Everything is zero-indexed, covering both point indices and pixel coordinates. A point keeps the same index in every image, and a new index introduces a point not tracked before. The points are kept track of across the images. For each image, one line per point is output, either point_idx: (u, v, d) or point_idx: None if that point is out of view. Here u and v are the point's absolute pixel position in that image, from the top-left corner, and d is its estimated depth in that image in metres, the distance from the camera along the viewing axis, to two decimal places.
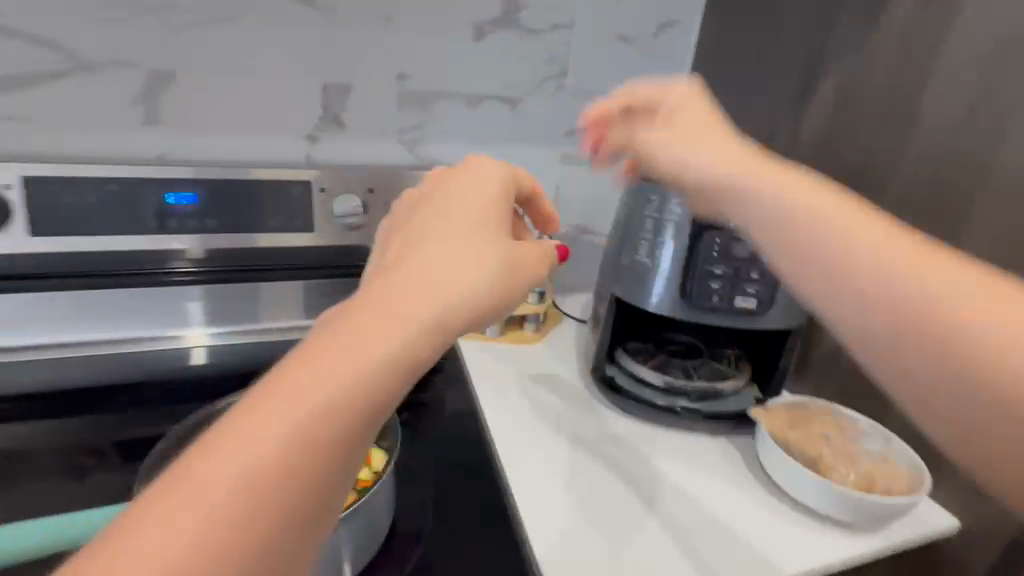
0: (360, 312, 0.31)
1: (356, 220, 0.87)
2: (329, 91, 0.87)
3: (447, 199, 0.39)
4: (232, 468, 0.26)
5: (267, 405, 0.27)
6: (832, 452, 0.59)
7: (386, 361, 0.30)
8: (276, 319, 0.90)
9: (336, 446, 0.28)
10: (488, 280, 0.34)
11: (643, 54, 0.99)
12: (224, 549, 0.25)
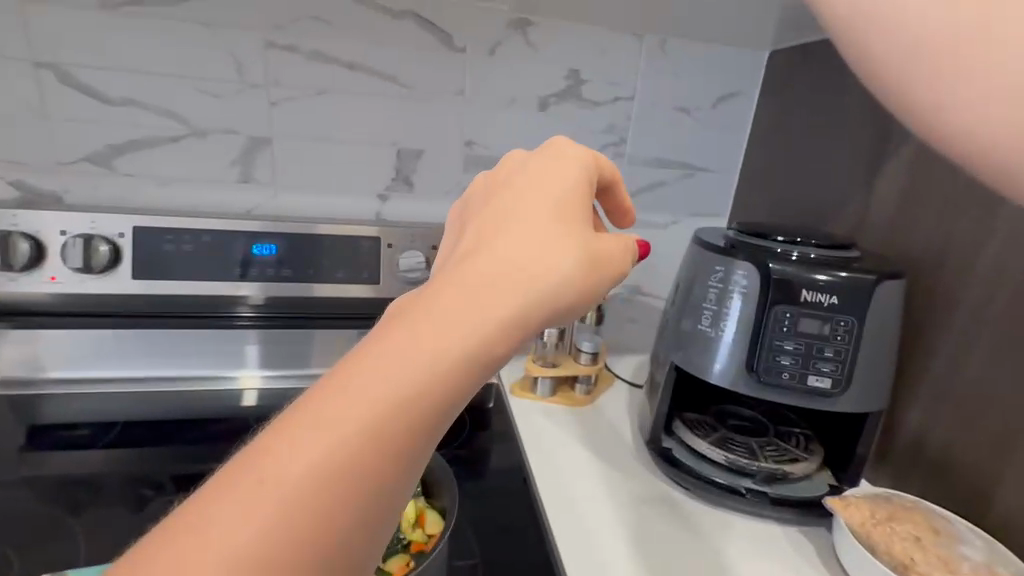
0: (415, 321, 0.30)
1: (420, 275, 0.91)
2: (402, 155, 0.94)
3: (525, 184, 0.37)
4: (298, 462, 0.26)
5: (317, 417, 0.27)
6: (926, 556, 0.53)
7: (440, 373, 0.29)
8: (324, 366, 0.93)
9: (386, 460, 0.28)
10: (555, 286, 0.32)
11: (700, 125, 1.02)
12: (286, 542, 0.25)
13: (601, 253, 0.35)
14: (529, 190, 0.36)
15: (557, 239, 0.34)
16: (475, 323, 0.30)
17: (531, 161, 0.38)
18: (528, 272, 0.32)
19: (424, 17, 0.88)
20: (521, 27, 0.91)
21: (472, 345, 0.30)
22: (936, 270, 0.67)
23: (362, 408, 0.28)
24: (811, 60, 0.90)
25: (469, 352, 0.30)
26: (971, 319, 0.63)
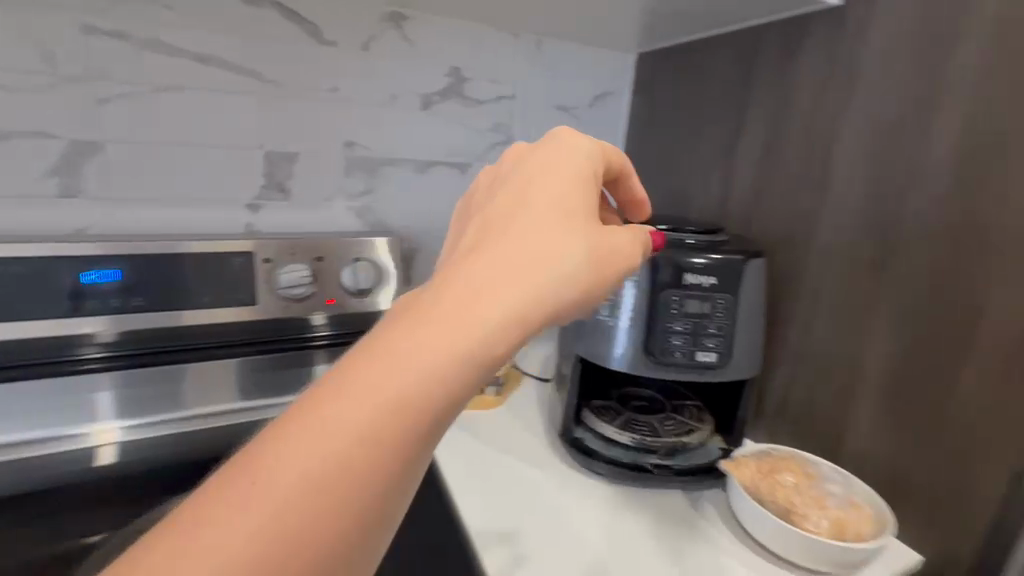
0: (415, 326, 0.32)
1: (304, 291, 0.82)
2: (272, 159, 0.84)
3: (531, 181, 0.40)
4: (314, 449, 0.28)
5: (317, 421, 0.29)
6: (802, 499, 0.61)
7: (438, 381, 0.31)
8: (205, 406, 0.78)
9: (384, 465, 0.29)
10: (549, 292, 0.35)
11: (581, 122, 1.06)
12: (304, 525, 0.27)
13: (596, 260, 0.38)
14: (530, 198, 0.38)
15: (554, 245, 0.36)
16: (472, 329, 0.32)
17: (531, 164, 0.41)
18: (527, 270, 0.35)
19: (284, 5, 0.79)
20: (396, 20, 0.86)
21: (468, 352, 0.32)
22: (787, 247, 0.77)
23: (362, 413, 0.29)
24: (672, 62, 0.98)
25: (464, 359, 0.32)
26: (813, 290, 0.74)
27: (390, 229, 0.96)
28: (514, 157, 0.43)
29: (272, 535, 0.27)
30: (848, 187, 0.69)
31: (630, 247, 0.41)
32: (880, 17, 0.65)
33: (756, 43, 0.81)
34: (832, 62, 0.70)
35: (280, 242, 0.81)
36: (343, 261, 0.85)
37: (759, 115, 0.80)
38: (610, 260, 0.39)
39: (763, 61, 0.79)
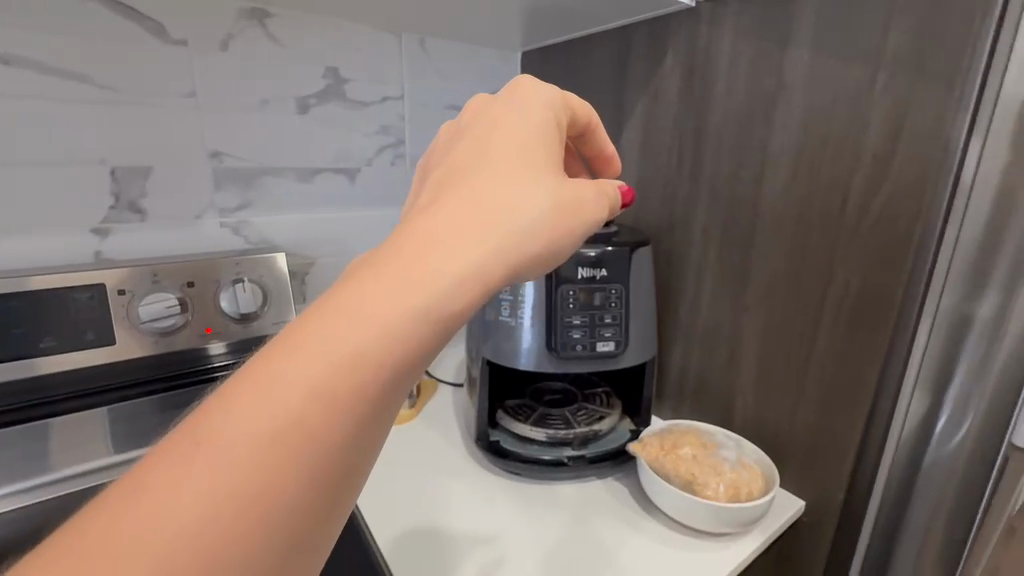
0: (374, 277, 0.29)
1: (175, 321, 0.72)
2: (119, 175, 0.73)
3: (490, 133, 0.38)
4: (255, 413, 0.25)
5: (259, 385, 0.26)
6: (703, 468, 0.65)
7: (398, 333, 0.28)
8: (79, 463, 0.62)
9: (340, 425, 0.27)
10: (515, 236, 0.33)
11: None
12: (241, 498, 0.24)
13: (564, 206, 0.37)
14: (493, 148, 0.37)
15: (518, 190, 0.35)
16: (435, 275, 0.30)
17: (488, 117, 0.40)
18: (485, 217, 0.33)
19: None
20: (258, 18, 0.79)
21: (432, 299, 0.29)
22: (672, 234, 0.82)
23: (314, 371, 0.26)
24: (555, 60, 1.00)
25: (427, 307, 0.29)
26: (696, 273, 0.79)
27: (276, 244, 0.88)
28: (472, 114, 0.41)
29: (203, 512, 0.23)
30: (716, 176, 0.74)
31: (600, 197, 0.41)
32: (727, 16, 0.69)
33: (627, 42, 0.84)
34: (691, 61, 0.75)
35: (139, 270, 0.70)
36: (220, 283, 0.76)
37: (637, 110, 0.84)
38: (580, 207, 0.38)
39: (636, 61, 0.83)
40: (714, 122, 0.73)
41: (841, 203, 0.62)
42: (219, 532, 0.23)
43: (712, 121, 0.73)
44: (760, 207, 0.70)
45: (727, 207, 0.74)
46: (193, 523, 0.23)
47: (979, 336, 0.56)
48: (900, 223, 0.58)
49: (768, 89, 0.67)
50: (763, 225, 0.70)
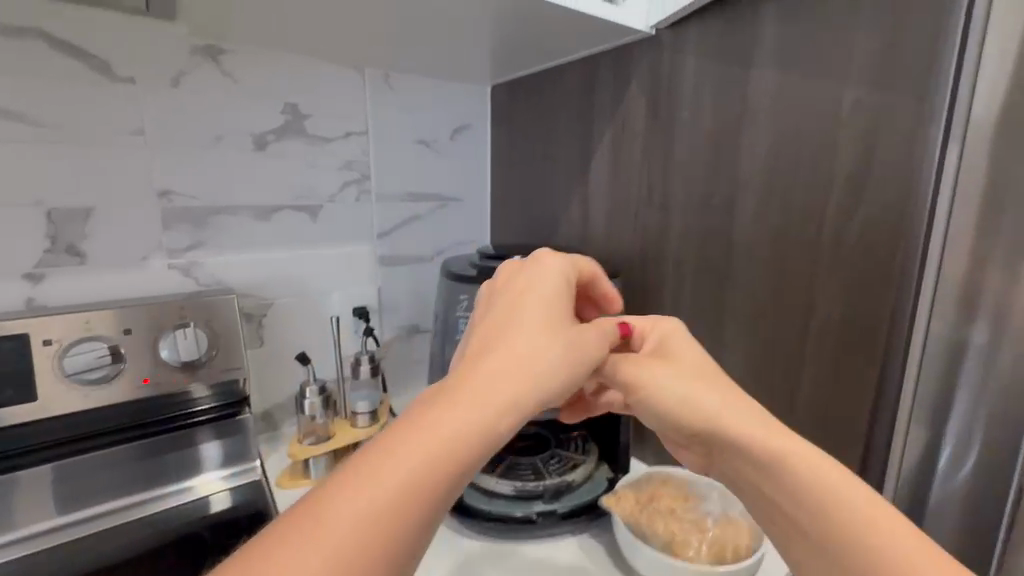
0: (457, 395, 0.35)
1: (106, 372, 0.67)
2: (55, 218, 0.69)
3: (536, 279, 0.46)
4: (364, 499, 0.29)
5: (367, 474, 0.30)
6: (682, 526, 0.58)
7: (433, 478, 0.31)
8: (32, 523, 0.66)
9: (373, 573, 0.27)
10: (555, 367, 0.39)
11: (442, 155, 1.04)
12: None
13: (577, 348, 0.43)
14: (539, 293, 0.45)
15: (553, 335, 0.41)
16: (501, 396, 0.35)
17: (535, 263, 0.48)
18: (536, 351, 0.39)
19: (53, 34, 0.65)
20: (211, 55, 0.76)
21: (462, 450, 0.32)
22: (646, 266, 0.79)
23: (355, 514, 0.28)
24: (524, 93, 0.99)
25: (457, 455, 0.32)
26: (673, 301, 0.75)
27: (230, 285, 0.84)
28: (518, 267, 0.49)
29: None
30: (687, 205, 0.71)
31: (601, 335, 0.47)
32: (689, 43, 0.68)
33: (593, 73, 0.83)
34: (656, 90, 0.73)
35: (67, 318, 0.65)
36: (159, 329, 0.70)
37: (604, 140, 0.82)
38: (586, 350, 0.43)
39: (602, 91, 0.82)
40: (682, 151, 0.71)
41: (815, 230, 0.59)
42: None
43: (680, 149, 0.71)
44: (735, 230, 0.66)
45: (700, 236, 0.71)
46: None
47: (975, 359, 0.51)
48: (878, 245, 0.54)
49: (734, 111, 0.64)
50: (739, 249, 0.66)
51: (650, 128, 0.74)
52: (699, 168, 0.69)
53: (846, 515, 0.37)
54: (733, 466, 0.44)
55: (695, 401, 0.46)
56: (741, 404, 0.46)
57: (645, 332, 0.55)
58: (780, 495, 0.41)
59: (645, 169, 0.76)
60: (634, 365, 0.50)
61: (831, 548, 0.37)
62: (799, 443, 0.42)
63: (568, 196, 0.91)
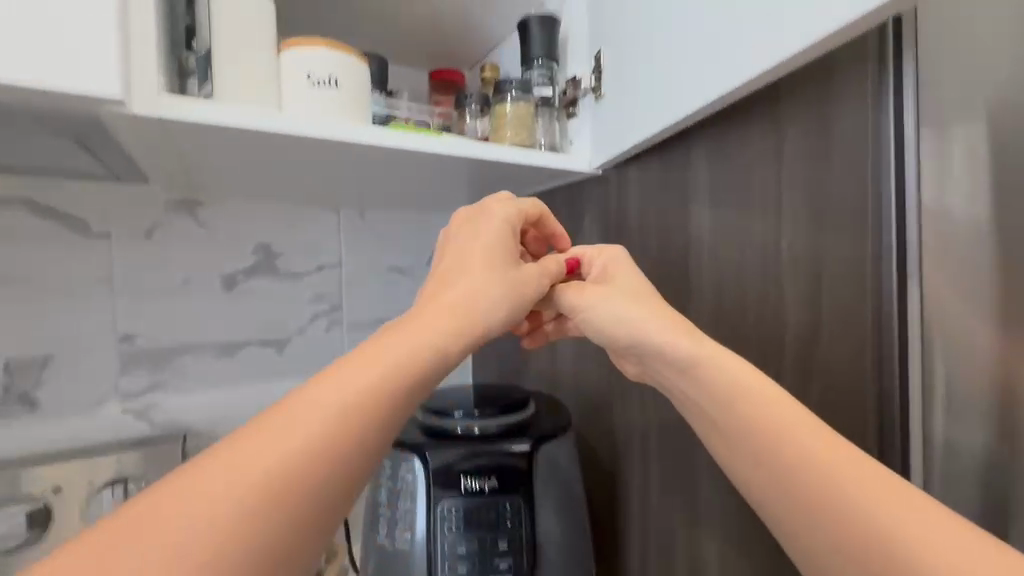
0: (403, 328, 0.42)
1: (26, 537, 0.64)
2: (13, 369, 0.71)
3: (478, 233, 0.53)
4: (318, 413, 0.34)
5: (316, 389, 0.36)
6: None
7: (385, 387, 0.37)
8: None
9: (326, 464, 0.33)
10: (494, 310, 0.47)
11: (419, 280, 1.04)
12: (292, 473, 0.32)
13: (516, 295, 0.50)
14: (482, 250, 0.51)
15: (493, 287, 0.48)
16: (441, 334, 0.43)
17: (476, 220, 0.55)
18: (478, 297, 0.47)
19: (38, 203, 0.72)
20: (187, 207, 0.82)
21: (422, 355, 0.40)
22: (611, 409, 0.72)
23: (338, 402, 0.35)
24: None
25: (417, 355, 0.40)
26: (637, 448, 0.68)
27: (185, 426, 0.82)
28: (461, 220, 0.55)
29: (259, 489, 0.31)
30: None
31: (543, 275, 0.55)
32: (632, 182, 0.67)
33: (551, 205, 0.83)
34: (607, 226, 0.71)
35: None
36: (90, 488, 0.68)
37: None
38: (524, 289, 0.51)
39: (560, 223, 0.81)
40: None
41: None
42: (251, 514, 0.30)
43: None
44: None
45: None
46: (253, 494, 0.30)
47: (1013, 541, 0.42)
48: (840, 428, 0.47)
49: (677, 252, 0.61)
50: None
51: None
52: None
53: (817, 472, 0.38)
54: (699, 401, 0.46)
55: (641, 330, 0.51)
56: (715, 349, 0.47)
57: (592, 259, 0.60)
58: (750, 438, 0.42)
59: None
60: (578, 291, 0.57)
61: (840, 529, 0.36)
62: (758, 380, 0.44)
63: None
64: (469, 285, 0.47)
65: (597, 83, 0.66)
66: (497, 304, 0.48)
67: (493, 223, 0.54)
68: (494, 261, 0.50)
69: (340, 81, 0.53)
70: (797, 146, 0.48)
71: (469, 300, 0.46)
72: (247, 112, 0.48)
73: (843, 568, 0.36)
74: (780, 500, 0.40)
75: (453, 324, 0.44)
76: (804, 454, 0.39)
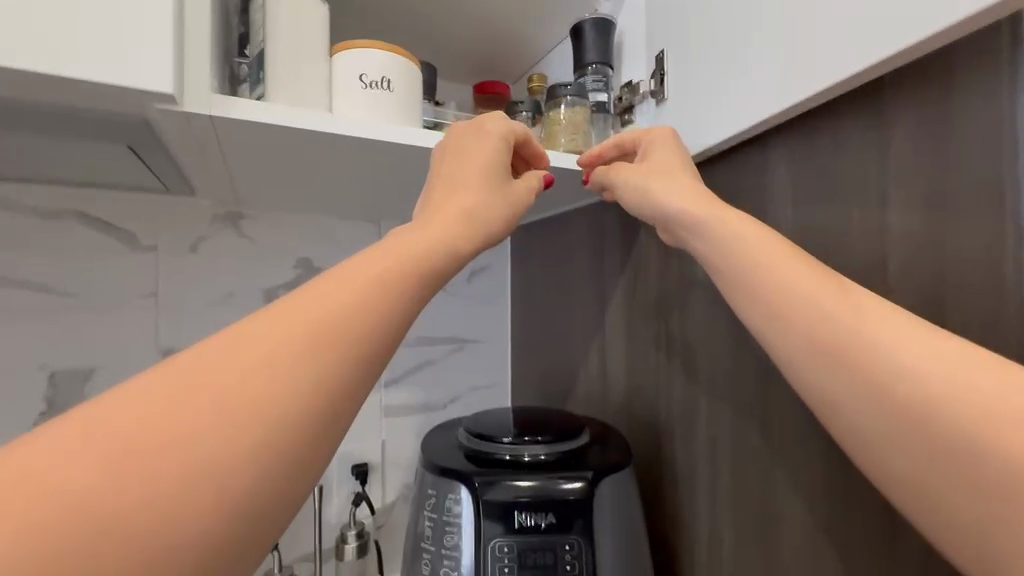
0: (424, 231, 0.41)
1: None
2: (56, 380, 0.70)
3: (467, 152, 0.49)
4: (326, 303, 0.33)
5: (326, 285, 0.34)
6: None
7: (399, 287, 0.36)
8: None
9: (336, 356, 0.32)
10: (491, 224, 0.46)
11: (460, 299, 0.97)
12: (286, 366, 0.30)
13: (510, 210, 0.48)
14: (470, 166, 0.47)
15: (487, 202, 0.46)
16: (446, 243, 0.41)
17: (461, 137, 0.50)
18: (471, 211, 0.44)
19: (91, 216, 0.72)
20: (233, 221, 0.82)
21: (416, 254, 0.39)
22: (670, 469, 0.64)
23: (364, 289, 0.35)
24: (539, 235, 0.93)
25: (413, 256, 0.38)
26: (709, 510, 0.59)
27: None
28: (447, 137, 0.51)
29: (215, 405, 0.28)
30: (715, 408, 0.58)
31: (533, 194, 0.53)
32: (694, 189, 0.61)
33: (602, 218, 0.77)
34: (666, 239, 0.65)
35: None
36: None
37: (619, 286, 0.74)
38: (515, 203, 0.49)
39: (611, 238, 0.75)
40: (701, 333, 0.60)
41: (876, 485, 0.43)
42: (205, 426, 0.27)
43: (699, 331, 0.60)
44: (776, 433, 0.52)
45: (734, 442, 0.56)
46: (205, 409, 0.28)
47: None
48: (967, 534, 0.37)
49: None
50: (779, 463, 0.51)
51: (666, 305, 0.65)
52: (728, 354, 0.57)
53: (902, 377, 0.32)
54: (753, 321, 0.41)
55: (694, 229, 0.46)
56: (754, 240, 0.42)
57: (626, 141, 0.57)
58: (831, 356, 0.36)
59: (665, 348, 0.65)
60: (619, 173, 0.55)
61: (936, 443, 0.30)
62: (812, 278, 0.38)
63: (585, 344, 0.80)
64: (479, 206, 0.45)
65: (658, 86, 0.62)
66: (493, 220, 0.46)
67: (490, 141, 0.50)
68: (491, 176, 0.48)
69: (393, 83, 0.51)
70: (902, 147, 0.42)
71: (475, 218, 0.44)
72: (299, 113, 0.46)
73: (956, 501, 0.30)
74: (876, 427, 0.33)
75: (454, 236, 0.42)
76: (894, 374, 0.32)
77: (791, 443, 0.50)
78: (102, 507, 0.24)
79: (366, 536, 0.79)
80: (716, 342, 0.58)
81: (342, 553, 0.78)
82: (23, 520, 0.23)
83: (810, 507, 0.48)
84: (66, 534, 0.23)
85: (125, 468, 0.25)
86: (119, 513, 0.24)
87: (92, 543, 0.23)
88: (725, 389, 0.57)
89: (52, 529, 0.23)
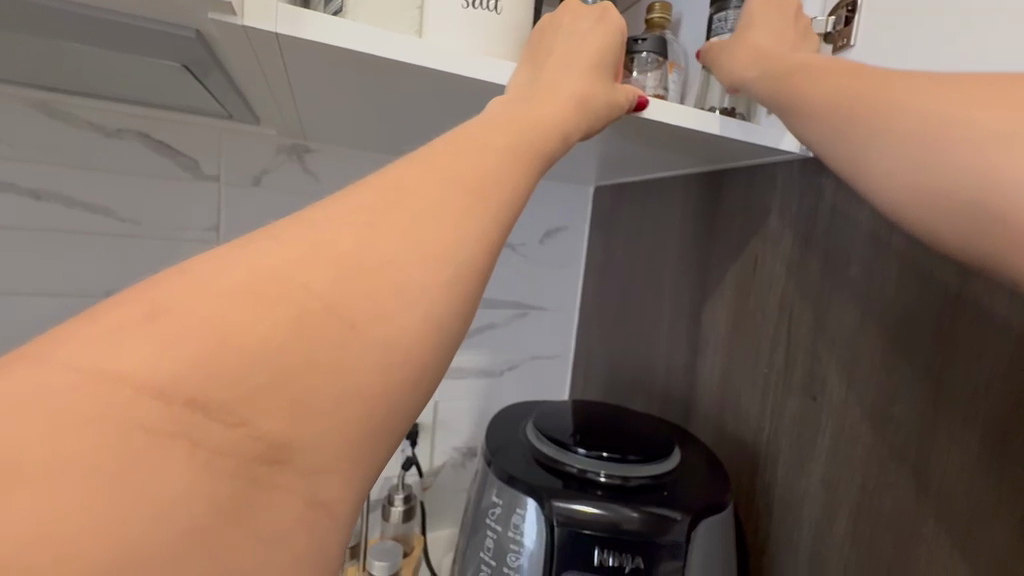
0: (537, 109, 0.34)
1: None
2: None
3: (575, 43, 0.39)
4: (450, 167, 0.26)
5: (446, 144, 0.28)
6: None
7: (524, 135, 0.31)
8: None
9: (468, 224, 0.25)
10: (595, 124, 0.38)
11: (530, 261, 0.88)
12: (412, 227, 0.24)
13: (614, 113, 0.39)
14: (580, 57, 0.38)
15: (593, 101, 0.37)
16: (555, 122, 0.33)
17: (572, 27, 0.40)
18: (580, 102, 0.36)
19: (152, 136, 0.67)
20: (297, 153, 0.75)
21: (524, 182, 0.29)
22: (761, 461, 0.56)
23: (488, 160, 0.28)
24: (629, 201, 0.80)
25: (514, 153, 0.29)
26: (811, 546, 0.50)
27: None
28: (550, 23, 0.40)
29: (320, 256, 0.22)
30: (840, 397, 0.48)
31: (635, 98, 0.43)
32: None
33: (715, 191, 0.64)
34: (808, 231, 0.52)
35: None
36: None
37: (727, 269, 0.62)
38: (621, 108, 0.40)
39: (726, 215, 0.63)
40: (840, 314, 0.49)
41: None
42: (306, 296, 0.21)
43: (838, 310, 0.49)
44: (931, 488, 0.41)
45: (851, 432, 0.47)
46: (309, 261, 0.22)
47: None
48: None
49: (945, 294, 0.41)
50: (930, 524, 0.41)
51: (791, 278, 0.54)
52: (875, 348, 0.46)
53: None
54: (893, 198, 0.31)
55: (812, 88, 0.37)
56: (915, 75, 0.32)
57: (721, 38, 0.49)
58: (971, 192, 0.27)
59: (781, 320, 0.55)
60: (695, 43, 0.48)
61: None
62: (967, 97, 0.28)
63: (670, 330, 0.71)
64: (590, 99, 0.37)
65: (842, 27, 0.49)
66: (600, 119, 0.38)
67: (596, 35, 0.40)
68: (596, 67, 0.38)
69: (501, 2, 0.40)
70: None
71: (580, 108, 0.36)
72: (381, 31, 0.36)
73: None
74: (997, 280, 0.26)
75: (561, 117, 0.34)
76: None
77: (943, 461, 0.40)
78: (229, 398, 0.19)
79: (412, 501, 0.77)
80: (861, 326, 0.47)
81: (387, 515, 0.76)
82: (75, 373, 0.17)
83: (941, 525, 0.40)
84: (177, 425, 0.18)
85: (192, 343, 0.19)
86: (201, 386, 0.19)
87: (226, 449, 0.19)
88: (861, 377, 0.47)
89: (170, 421, 0.18)
